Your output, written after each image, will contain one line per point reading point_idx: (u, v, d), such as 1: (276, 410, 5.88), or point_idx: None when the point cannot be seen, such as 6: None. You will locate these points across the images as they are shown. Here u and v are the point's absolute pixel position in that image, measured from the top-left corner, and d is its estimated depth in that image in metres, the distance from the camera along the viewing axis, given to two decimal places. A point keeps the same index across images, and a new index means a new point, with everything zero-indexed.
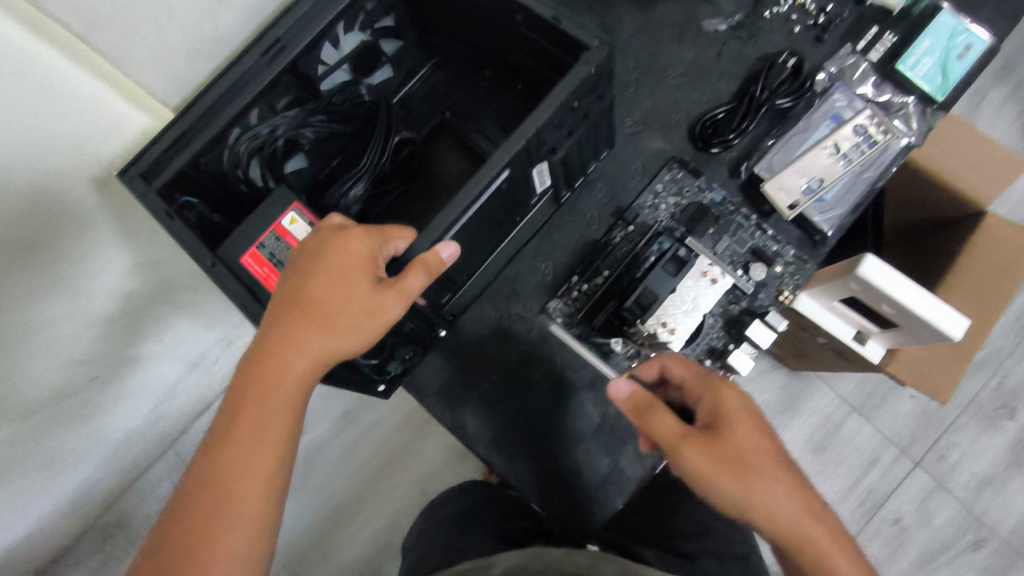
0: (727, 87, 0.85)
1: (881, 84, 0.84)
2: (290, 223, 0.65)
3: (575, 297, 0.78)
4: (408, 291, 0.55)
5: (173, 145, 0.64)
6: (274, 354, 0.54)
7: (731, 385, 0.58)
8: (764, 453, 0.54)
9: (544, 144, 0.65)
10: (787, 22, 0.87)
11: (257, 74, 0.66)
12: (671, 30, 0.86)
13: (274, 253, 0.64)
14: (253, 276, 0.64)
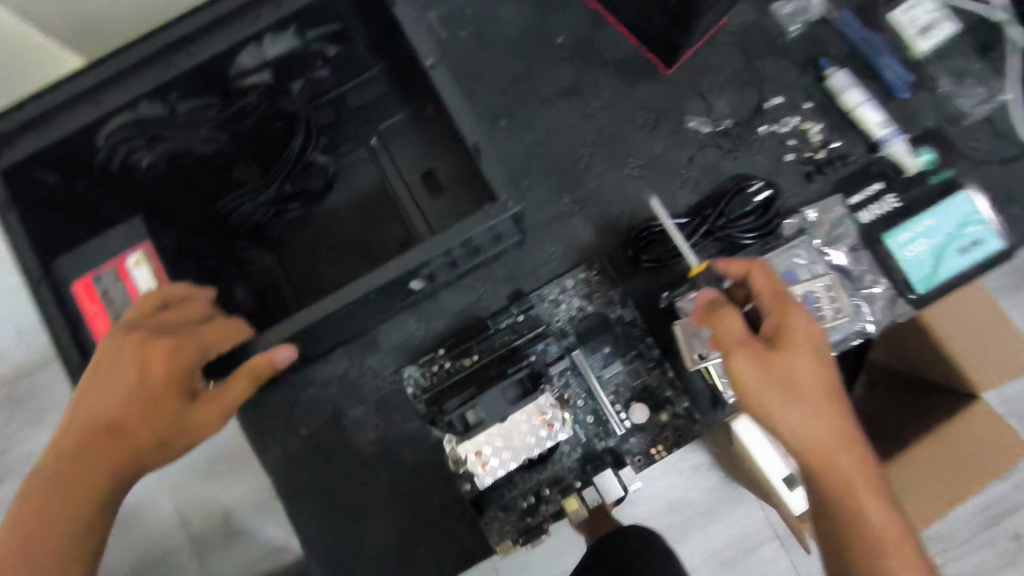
0: (685, 198, 0.75)
1: (860, 249, 0.72)
2: (133, 266, 0.56)
3: (434, 372, 0.72)
4: (233, 402, 0.53)
5: (32, 119, 0.58)
6: (87, 470, 0.49)
7: (802, 309, 0.54)
8: (816, 386, 0.52)
9: (428, 267, 0.60)
10: (781, 146, 0.75)
11: (155, 66, 0.59)
12: (648, 115, 0.76)
13: (108, 291, 0.56)
14: (79, 309, 0.55)
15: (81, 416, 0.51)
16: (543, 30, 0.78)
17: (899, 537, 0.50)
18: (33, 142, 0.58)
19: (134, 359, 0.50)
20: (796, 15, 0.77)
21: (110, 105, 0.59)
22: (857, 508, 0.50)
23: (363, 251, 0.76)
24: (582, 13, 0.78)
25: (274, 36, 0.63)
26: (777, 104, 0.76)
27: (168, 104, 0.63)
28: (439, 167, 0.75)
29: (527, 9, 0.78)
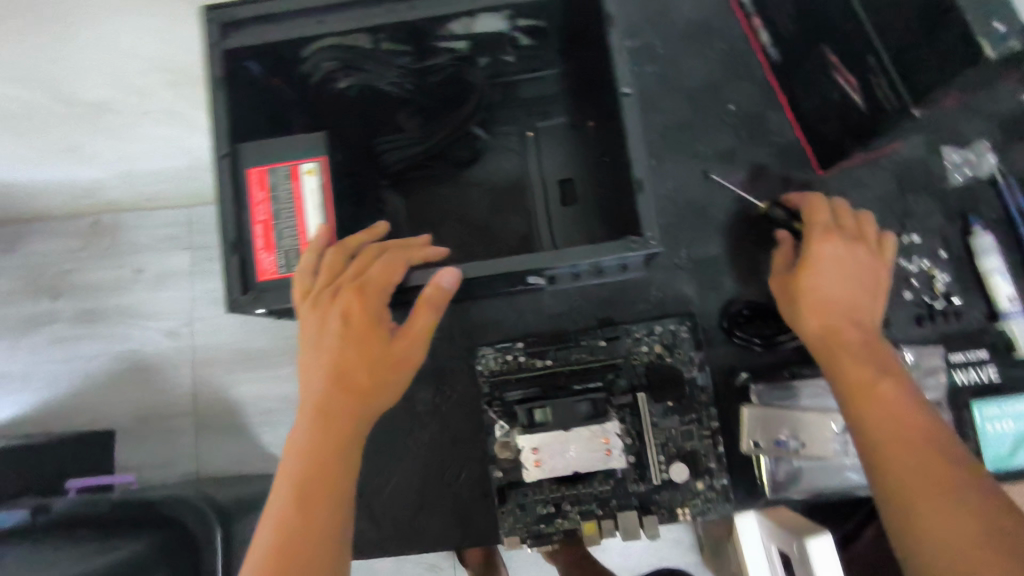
0: None
1: (944, 406, 0.72)
2: (305, 172, 0.61)
3: (507, 360, 0.76)
4: (424, 329, 0.59)
5: (263, 16, 0.63)
6: (330, 426, 0.55)
7: (829, 236, 0.66)
8: (828, 296, 0.65)
9: (551, 269, 0.63)
10: (903, 281, 0.76)
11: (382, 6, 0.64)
12: None
13: (277, 187, 0.61)
14: (248, 192, 0.61)
15: (313, 373, 0.58)
16: (719, 91, 0.80)
17: (854, 386, 0.60)
18: (254, 35, 0.63)
19: (340, 313, 0.57)
20: (964, 166, 0.77)
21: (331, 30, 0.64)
22: (858, 382, 0.60)
23: (483, 231, 0.79)
24: (761, 90, 0.80)
25: (493, 17, 0.68)
26: (914, 242, 0.77)
27: (377, 44, 0.67)
28: (582, 183, 0.78)
29: (712, 66, 0.81)
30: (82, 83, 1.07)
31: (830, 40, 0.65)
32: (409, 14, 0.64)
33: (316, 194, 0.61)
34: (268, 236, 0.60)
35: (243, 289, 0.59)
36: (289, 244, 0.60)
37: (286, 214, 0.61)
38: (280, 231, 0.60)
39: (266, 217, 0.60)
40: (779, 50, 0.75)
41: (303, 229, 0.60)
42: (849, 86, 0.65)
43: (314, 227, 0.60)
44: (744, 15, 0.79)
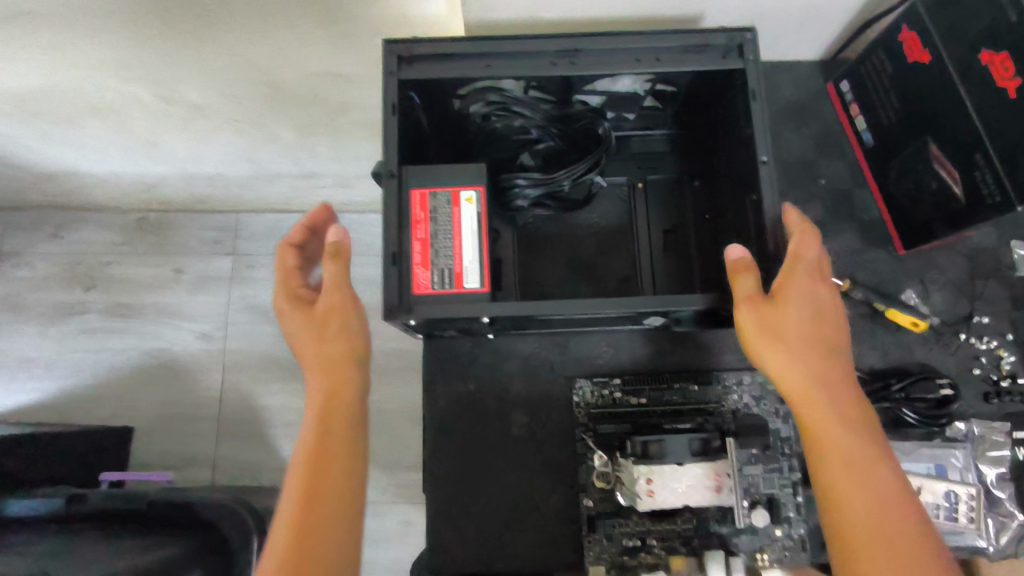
0: (870, 359, 0.82)
1: (1008, 479, 0.79)
2: (465, 199, 0.66)
3: (604, 395, 0.80)
4: (335, 279, 0.68)
5: (437, 55, 0.68)
6: (324, 417, 0.65)
7: (804, 275, 0.65)
8: (801, 339, 0.63)
9: (677, 315, 0.68)
10: (974, 358, 0.82)
11: (546, 57, 0.69)
12: (872, 276, 0.85)
13: (437, 210, 0.66)
14: (410, 211, 0.66)
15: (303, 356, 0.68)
16: (813, 166, 0.88)
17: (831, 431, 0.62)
18: (426, 69, 0.69)
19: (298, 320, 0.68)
20: None
21: (495, 73, 0.69)
22: (838, 450, 0.61)
23: (587, 269, 0.85)
24: (851, 170, 0.87)
25: (636, 80, 0.74)
26: (983, 322, 0.83)
27: (528, 90, 0.73)
28: (684, 235, 0.84)
29: (807, 144, 0.88)
30: (195, 87, 1.12)
31: (935, 135, 0.73)
32: (570, 69, 0.69)
33: (472, 220, 0.66)
34: (425, 254, 0.65)
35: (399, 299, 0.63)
36: (443, 262, 0.65)
37: (442, 235, 0.65)
38: (436, 250, 0.65)
39: (424, 236, 0.65)
40: (876, 137, 0.83)
41: (457, 250, 0.65)
42: (950, 177, 0.72)
43: (468, 251, 0.65)
44: (842, 103, 0.87)
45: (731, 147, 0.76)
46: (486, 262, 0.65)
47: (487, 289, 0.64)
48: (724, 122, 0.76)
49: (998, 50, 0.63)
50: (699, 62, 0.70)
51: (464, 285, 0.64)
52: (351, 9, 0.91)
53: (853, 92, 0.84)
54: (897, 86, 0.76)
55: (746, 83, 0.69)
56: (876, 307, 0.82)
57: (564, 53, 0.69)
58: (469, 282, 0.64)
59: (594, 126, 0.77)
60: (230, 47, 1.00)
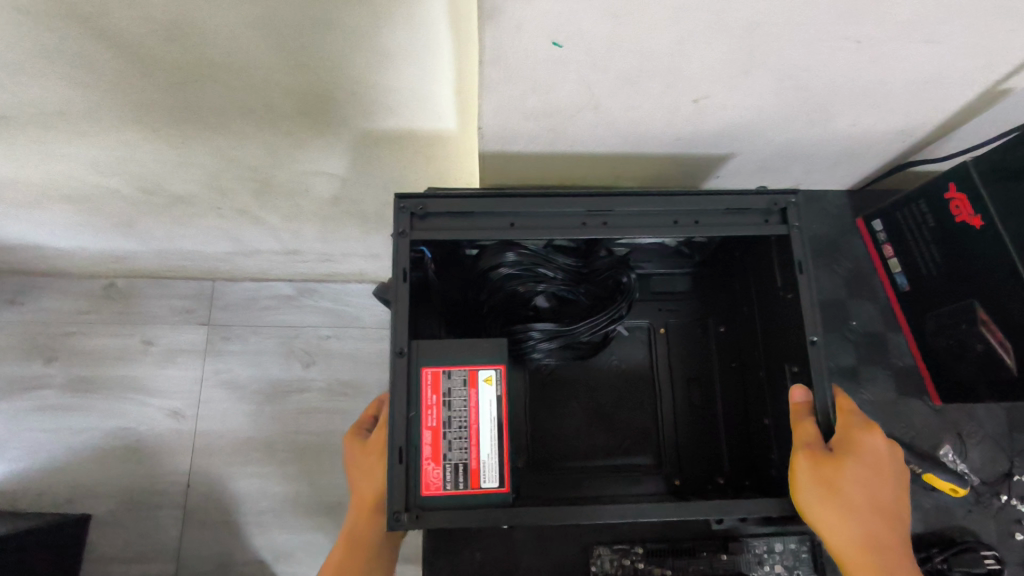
0: (909, 521, 0.76)
1: None
2: (483, 379, 0.59)
3: (625, 564, 0.73)
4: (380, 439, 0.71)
5: (455, 215, 0.62)
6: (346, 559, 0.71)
7: (871, 434, 0.61)
8: (861, 496, 0.60)
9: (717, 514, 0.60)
10: (1014, 522, 0.77)
11: (574, 217, 0.63)
12: (906, 427, 0.79)
13: (451, 392, 0.58)
14: (420, 393, 0.58)
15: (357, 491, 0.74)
16: (844, 306, 0.83)
17: None
18: (441, 226, 0.62)
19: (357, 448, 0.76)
20: None
21: (519, 232, 0.63)
22: None
23: (603, 422, 0.77)
24: (883, 310, 0.83)
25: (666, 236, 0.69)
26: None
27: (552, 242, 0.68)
28: (708, 385, 0.78)
29: (836, 282, 0.84)
30: (175, 177, 1.03)
31: (983, 299, 0.69)
32: (599, 230, 0.63)
33: (490, 404, 0.59)
34: (437, 448, 0.57)
35: (407, 504, 0.55)
36: (457, 456, 0.57)
37: (456, 422, 0.58)
38: (449, 441, 0.57)
39: (435, 424, 0.57)
40: (911, 284, 0.79)
41: (474, 443, 0.58)
42: (1000, 344, 0.67)
43: (486, 445, 0.58)
44: (873, 241, 0.83)
45: (766, 304, 0.71)
46: (505, 457, 0.58)
47: (508, 489, 0.58)
48: (756, 276, 0.72)
49: None
50: (739, 223, 0.66)
51: (482, 484, 0.57)
52: (353, 124, 0.84)
53: (887, 234, 0.81)
54: (940, 242, 0.73)
55: (792, 248, 0.65)
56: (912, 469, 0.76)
57: (595, 211, 0.63)
58: (487, 481, 0.57)
59: (619, 276, 0.71)
60: (216, 148, 0.91)
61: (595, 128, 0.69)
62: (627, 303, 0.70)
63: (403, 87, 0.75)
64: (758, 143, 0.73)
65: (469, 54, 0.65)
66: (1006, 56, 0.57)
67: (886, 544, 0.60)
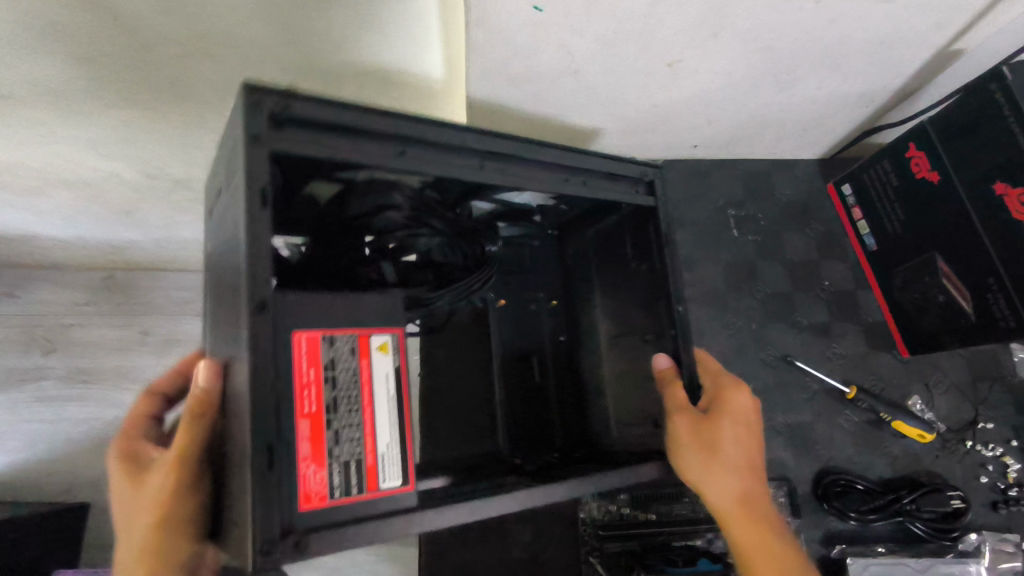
0: (879, 467, 0.81)
1: None
2: (375, 347, 0.47)
3: (610, 510, 0.76)
4: (174, 471, 0.43)
5: (339, 127, 0.42)
6: None
7: (737, 388, 0.59)
8: (737, 454, 0.58)
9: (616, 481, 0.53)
10: (979, 466, 0.81)
11: (496, 157, 0.50)
12: (876, 379, 0.84)
13: (335, 360, 0.44)
14: (295, 367, 0.41)
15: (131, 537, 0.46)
16: (816, 267, 0.88)
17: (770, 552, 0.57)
18: (312, 142, 0.42)
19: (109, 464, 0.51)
20: None
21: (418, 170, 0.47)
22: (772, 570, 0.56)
23: (484, 398, 0.70)
24: (853, 271, 0.88)
25: (540, 196, 0.61)
26: (988, 428, 0.83)
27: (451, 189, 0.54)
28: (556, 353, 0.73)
29: (809, 245, 0.89)
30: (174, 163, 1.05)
31: (942, 252, 0.73)
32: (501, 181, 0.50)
33: (387, 378, 0.47)
34: (318, 442, 0.41)
35: (285, 526, 0.38)
36: (346, 451, 0.43)
37: (343, 404, 0.43)
38: (335, 432, 0.42)
39: (315, 410, 0.41)
40: (879, 243, 0.84)
41: (368, 431, 0.44)
42: (958, 294, 0.72)
43: (379, 433, 0.45)
44: (843, 205, 0.88)
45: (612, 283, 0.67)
46: (407, 450, 0.46)
47: (411, 487, 0.46)
48: (607, 254, 0.67)
49: (1014, 185, 0.62)
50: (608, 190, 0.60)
51: (380, 485, 0.44)
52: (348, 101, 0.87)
53: (856, 197, 0.86)
54: (903, 200, 0.77)
55: (650, 225, 0.61)
56: (881, 417, 0.81)
57: (519, 145, 0.50)
58: (389, 480, 0.45)
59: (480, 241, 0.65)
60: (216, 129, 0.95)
61: (575, 93, 0.73)
62: (485, 270, 0.66)
63: (392, 60, 0.77)
64: (732, 108, 0.77)
65: (454, 20, 0.68)
66: (956, 15, 0.61)
67: (762, 498, 0.59)
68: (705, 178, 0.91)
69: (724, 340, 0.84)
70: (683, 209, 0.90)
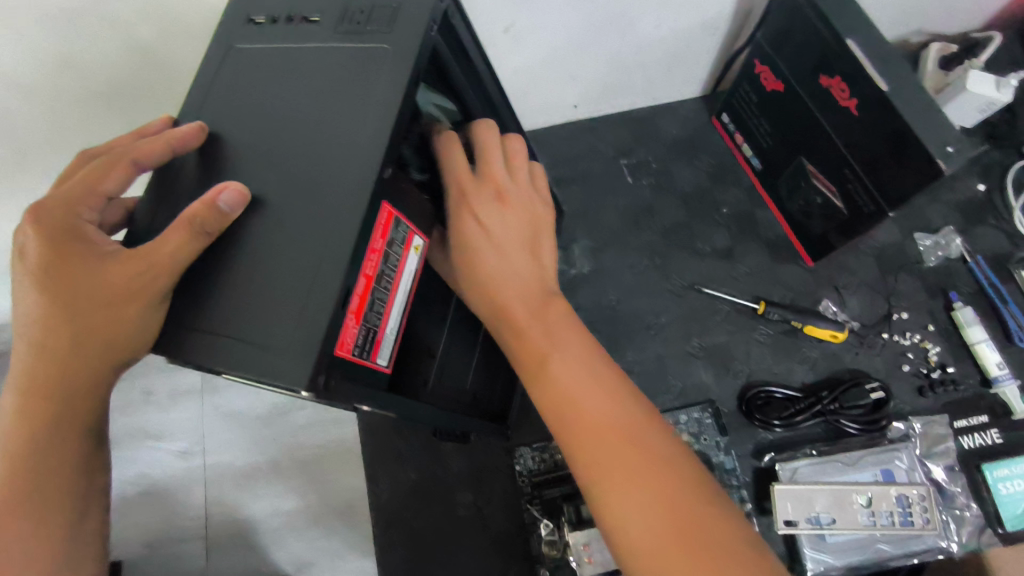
0: (801, 374, 0.83)
1: (957, 470, 0.78)
2: (413, 246, 0.51)
3: (544, 458, 0.80)
4: (173, 252, 0.43)
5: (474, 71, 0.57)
6: (51, 375, 0.45)
7: (482, 202, 0.55)
8: (496, 262, 0.55)
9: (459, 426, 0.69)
10: (899, 355, 0.83)
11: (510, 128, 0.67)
12: (785, 290, 0.86)
13: (393, 243, 0.48)
14: (373, 232, 0.44)
15: (98, 293, 0.44)
16: (710, 196, 0.91)
17: (554, 364, 0.51)
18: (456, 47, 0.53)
19: (34, 234, 0.45)
20: (936, 248, 0.87)
21: (469, 109, 0.60)
22: (546, 388, 0.51)
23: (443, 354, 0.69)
24: (747, 192, 0.91)
25: None
26: (904, 318, 0.84)
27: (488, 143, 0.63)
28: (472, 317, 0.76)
29: (702, 177, 0.92)
30: None
31: (806, 155, 0.76)
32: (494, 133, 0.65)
33: (410, 275, 0.52)
34: (362, 304, 0.44)
35: (325, 364, 0.41)
36: (371, 321, 0.46)
37: (384, 280, 0.47)
38: (372, 300, 0.46)
39: (370, 274, 0.45)
40: (762, 161, 0.86)
41: (387, 310, 0.49)
42: (830, 192, 0.75)
43: (392, 316, 0.50)
44: (727, 132, 0.91)
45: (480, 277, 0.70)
46: (397, 342, 0.52)
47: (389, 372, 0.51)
48: None
49: (832, 76, 0.65)
50: None
51: (378, 359, 0.49)
52: None
53: (734, 122, 0.89)
54: (767, 113, 0.80)
55: None
56: (794, 325, 0.83)
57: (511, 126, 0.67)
58: (381, 358, 0.50)
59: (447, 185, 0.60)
60: None
61: None
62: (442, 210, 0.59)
63: None
64: (586, 60, 0.81)
65: None
66: None
67: (541, 301, 0.55)
68: (594, 134, 0.95)
69: (630, 280, 0.89)
70: (575, 167, 0.94)
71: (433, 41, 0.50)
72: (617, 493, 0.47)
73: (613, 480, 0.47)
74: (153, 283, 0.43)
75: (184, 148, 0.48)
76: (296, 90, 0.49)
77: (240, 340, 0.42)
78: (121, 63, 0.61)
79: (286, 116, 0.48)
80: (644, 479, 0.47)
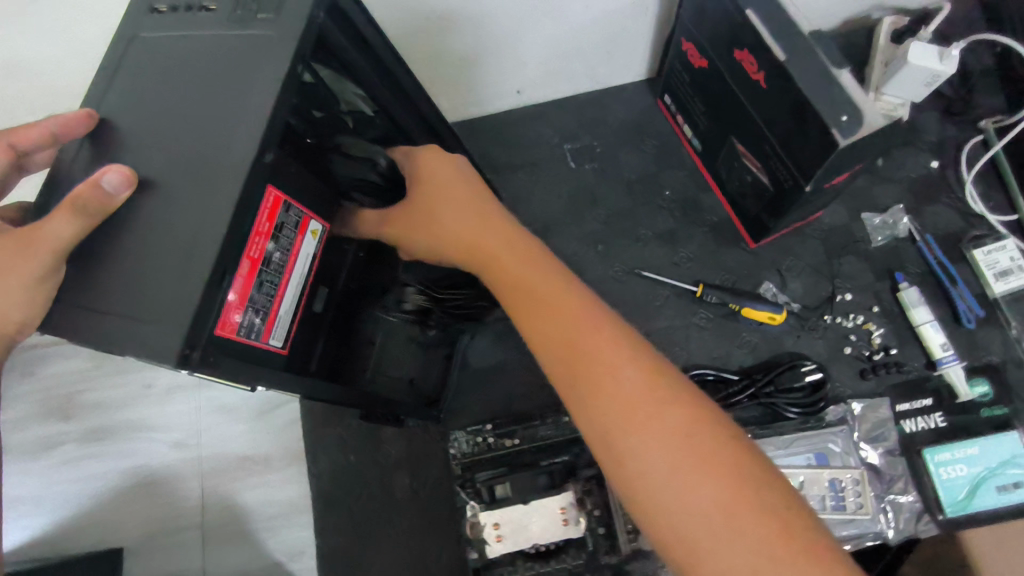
0: (740, 357, 0.82)
1: (896, 454, 0.76)
2: (310, 230, 0.56)
3: (477, 442, 0.79)
4: (61, 234, 0.44)
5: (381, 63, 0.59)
6: None
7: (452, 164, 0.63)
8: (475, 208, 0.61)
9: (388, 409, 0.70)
10: (841, 338, 0.81)
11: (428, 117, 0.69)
12: (726, 273, 0.85)
13: (284, 225, 0.52)
14: (259, 213, 0.48)
15: None
16: (654, 180, 0.90)
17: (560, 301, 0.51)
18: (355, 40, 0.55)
19: None
20: (883, 227, 0.84)
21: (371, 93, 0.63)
22: (554, 324, 0.50)
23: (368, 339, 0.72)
24: (691, 175, 0.90)
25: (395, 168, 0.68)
26: (848, 300, 0.82)
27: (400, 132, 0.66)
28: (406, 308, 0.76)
29: (647, 161, 0.91)
30: None
31: (734, 133, 0.75)
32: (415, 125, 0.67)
33: (306, 260, 0.57)
34: (247, 283, 0.48)
35: (198, 341, 0.42)
36: (261, 300, 0.50)
37: (275, 263, 0.51)
38: (260, 281, 0.50)
39: (255, 257, 0.48)
40: (701, 142, 0.85)
41: (280, 292, 0.53)
42: (756, 169, 0.73)
43: (286, 297, 0.54)
44: (670, 114, 0.90)
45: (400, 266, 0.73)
46: (293, 324, 0.56)
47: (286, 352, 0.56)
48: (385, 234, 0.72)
49: (743, 50, 0.64)
50: None
51: (270, 338, 0.53)
52: None
53: (675, 104, 0.88)
54: (700, 93, 0.79)
55: None
56: (732, 307, 0.82)
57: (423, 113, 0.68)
58: (275, 338, 0.54)
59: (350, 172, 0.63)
60: None
61: None
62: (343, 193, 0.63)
63: None
64: (518, 47, 0.81)
65: None
66: None
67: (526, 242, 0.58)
68: (540, 119, 0.95)
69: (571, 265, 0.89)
70: (520, 154, 0.94)
71: (323, 26, 0.52)
72: (640, 424, 0.44)
73: (639, 411, 0.45)
74: (36, 262, 0.44)
75: (69, 134, 0.50)
76: (178, 78, 0.51)
77: (102, 312, 0.44)
78: (43, 58, 0.64)
79: (163, 102, 0.50)
80: (667, 405, 0.45)
